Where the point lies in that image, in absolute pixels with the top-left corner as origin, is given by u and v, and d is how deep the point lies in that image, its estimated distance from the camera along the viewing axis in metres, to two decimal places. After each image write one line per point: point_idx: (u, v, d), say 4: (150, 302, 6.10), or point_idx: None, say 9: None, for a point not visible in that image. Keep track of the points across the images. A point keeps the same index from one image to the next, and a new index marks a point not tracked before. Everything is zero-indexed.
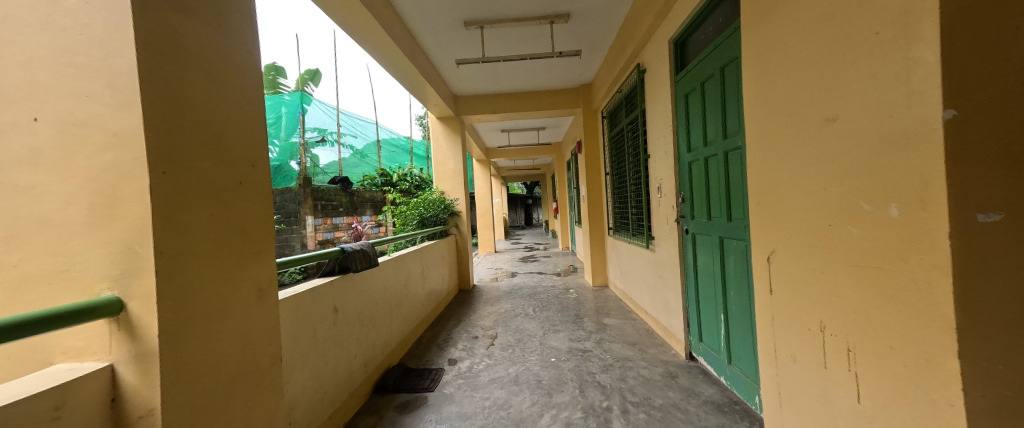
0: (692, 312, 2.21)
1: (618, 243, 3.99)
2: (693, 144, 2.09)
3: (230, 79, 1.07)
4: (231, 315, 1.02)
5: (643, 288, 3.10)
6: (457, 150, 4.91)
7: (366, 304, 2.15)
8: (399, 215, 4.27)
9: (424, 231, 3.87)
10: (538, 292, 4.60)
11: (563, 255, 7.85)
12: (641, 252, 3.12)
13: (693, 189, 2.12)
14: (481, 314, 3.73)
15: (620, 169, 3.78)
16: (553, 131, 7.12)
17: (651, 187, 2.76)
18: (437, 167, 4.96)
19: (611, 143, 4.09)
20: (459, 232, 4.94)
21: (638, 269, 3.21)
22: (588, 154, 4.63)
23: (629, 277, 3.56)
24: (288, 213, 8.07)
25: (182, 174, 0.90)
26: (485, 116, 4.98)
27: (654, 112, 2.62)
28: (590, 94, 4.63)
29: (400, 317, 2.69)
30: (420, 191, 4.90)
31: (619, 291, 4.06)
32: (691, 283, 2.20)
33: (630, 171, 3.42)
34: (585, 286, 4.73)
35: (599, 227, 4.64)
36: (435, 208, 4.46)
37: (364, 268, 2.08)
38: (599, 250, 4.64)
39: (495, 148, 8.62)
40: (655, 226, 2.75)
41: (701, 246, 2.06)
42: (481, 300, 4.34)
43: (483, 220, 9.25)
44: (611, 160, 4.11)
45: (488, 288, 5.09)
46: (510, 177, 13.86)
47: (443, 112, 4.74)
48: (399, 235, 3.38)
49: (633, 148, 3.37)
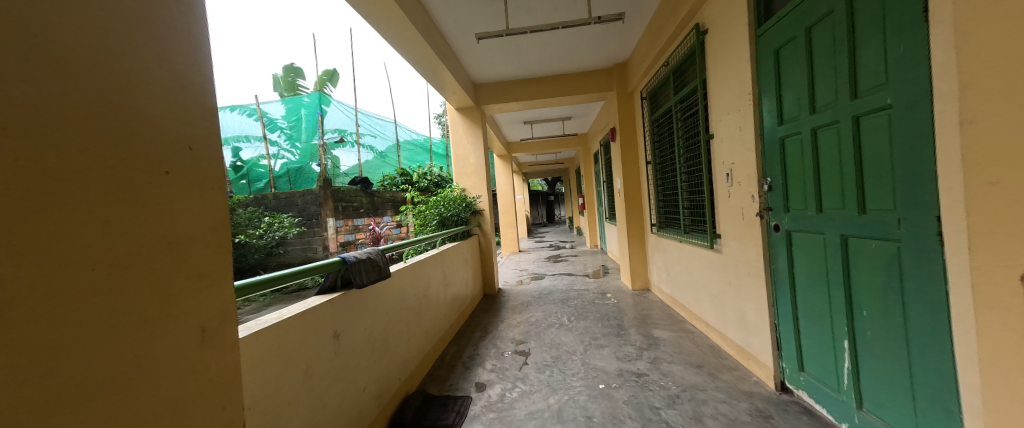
0: (787, 331, 1.73)
1: (664, 243, 3.50)
2: (790, 114, 1.59)
3: (145, 12, 0.70)
4: (144, 379, 0.64)
5: (702, 295, 2.61)
6: (478, 144, 4.53)
7: (378, 322, 1.80)
8: (418, 215, 3.96)
9: (445, 233, 3.51)
10: (571, 297, 4.17)
11: (592, 254, 7.36)
12: (699, 253, 2.63)
13: (788, 174, 1.64)
14: (509, 323, 3.34)
15: (668, 157, 3.28)
16: (579, 121, 6.63)
17: (715, 174, 2.27)
18: (457, 163, 4.60)
19: (653, 128, 3.59)
20: (482, 232, 4.58)
21: (695, 273, 2.72)
22: (623, 142, 4.14)
23: (681, 282, 3.06)
24: (309, 216, 8.08)
25: (35, 154, 0.52)
26: (508, 105, 4.58)
27: (720, 82, 2.13)
28: (626, 74, 4.12)
29: (419, 332, 2.33)
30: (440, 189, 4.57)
31: (666, 297, 3.56)
32: (786, 294, 1.71)
33: (681, 158, 2.91)
34: (623, 289, 4.25)
35: (638, 225, 4.14)
36: (456, 206, 4.10)
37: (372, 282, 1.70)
38: (639, 250, 4.15)
39: (517, 142, 8.22)
40: (720, 222, 2.26)
41: (802, 247, 1.58)
42: (508, 307, 3.96)
43: (506, 219, 8.88)
44: (654, 147, 3.61)
45: (514, 292, 4.71)
46: (532, 173, 13.42)
47: (462, 102, 4.38)
48: (418, 237, 3.03)
49: (685, 131, 2.87)
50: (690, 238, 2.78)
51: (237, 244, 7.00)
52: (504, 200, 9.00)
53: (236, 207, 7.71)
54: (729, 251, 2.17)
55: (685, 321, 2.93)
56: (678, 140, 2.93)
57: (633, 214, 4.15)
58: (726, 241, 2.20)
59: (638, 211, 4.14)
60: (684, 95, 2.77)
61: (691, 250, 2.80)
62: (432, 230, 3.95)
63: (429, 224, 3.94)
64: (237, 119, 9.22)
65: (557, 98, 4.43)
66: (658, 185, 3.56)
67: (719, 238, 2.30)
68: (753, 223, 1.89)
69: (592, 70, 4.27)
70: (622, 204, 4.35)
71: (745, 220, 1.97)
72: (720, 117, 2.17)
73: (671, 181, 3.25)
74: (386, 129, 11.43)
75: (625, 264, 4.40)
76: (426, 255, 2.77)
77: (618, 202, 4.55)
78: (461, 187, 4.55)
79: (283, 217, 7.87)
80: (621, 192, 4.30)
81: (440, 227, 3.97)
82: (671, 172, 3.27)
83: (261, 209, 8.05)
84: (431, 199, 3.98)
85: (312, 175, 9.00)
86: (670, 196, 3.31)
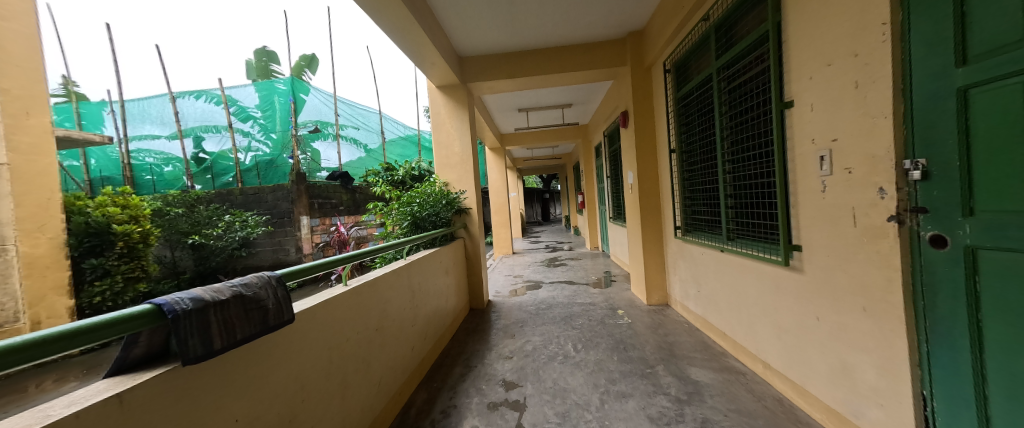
0: (954, 414, 1.06)
1: (692, 250, 2.83)
2: (1003, 42, 0.90)
3: None
4: None
5: (759, 326, 1.94)
6: (464, 129, 3.79)
7: (277, 396, 1.08)
8: (386, 215, 3.28)
9: (419, 237, 2.80)
10: (574, 313, 3.45)
11: (593, 257, 6.66)
12: (753, 269, 1.94)
13: (983, 151, 0.95)
14: (500, 353, 2.63)
15: (704, 141, 2.60)
16: (581, 108, 5.92)
17: (796, 160, 1.57)
18: (440, 152, 3.85)
19: (681, 107, 2.91)
20: (468, 234, 3.85)
21: (746, 295, 2.04)
22: (638, 127, 3.45)
23: (720, 303, 2.38)
24: (280, 214, 7.32)
25: None
26: (500, 83, 3.84)
27: (812, 21, 1.43)
28: (643, 45, 3.41)
29: (367, 388, 1.61)
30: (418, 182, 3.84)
31: (692, 318, 2.88)
32: (960, 353, 1.03)
33: (725, 141, 2.25)
34: (637, 304, 3.56)
35: (656, 227, 3.45)
36: (436, 204, 3.35)
37: (265, 327, 0.95)
38: (656, 257, 3.46)
39: (509, 134, 7.55)
40: (800, 227, 1.58)
41: (1020, 279, 0.89)
42: (499, 327, 3.24)
43: (499, 218, 8.15)
44: (680, 131, 2.93)
45: (507, 306, 3.99)
46: (527, 168, 12.66)
47: (445, 78, 3.64)
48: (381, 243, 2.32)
49: (732, 104, 2.20)
50: (739, 247, 2.09)
51: (194, 246, 6.34)
52: (497, 198, 8.26)
53: (197, 204, 7.03)
54: (817, 271, 1.49)
55: (727, 355, 2.26)
56: (720, 117, 2.25)
57: (649, 214, 3.45)
58: (810, 255, 1.52)
59: (656, 210, 3.45)
60: (733, 57, 2.10)
61: (737, 263, 2.13)
62: (405, 232, 3.23)
63: (401, 225, 3.21)
64: (202, 107, 8.39)
65: (559, 75, 3.72)
66: (687, 177, 2.89)
67: (797, 250, 1.61)
68: (876, 232, 1.21)
69: (601, 40, 3.56)
70: (634, 201, 3.65)
71: (855, 227, 1.29)
72: (808, 74, 1.48)
73: (708, 171, 2.58)
74: (369, 119, 10.38)
75: (638, 273, 3.71)
76: (386, 269, 2.04)
77: (629, 199, 3.85)
78: (444, 182, 3.82)
79: (247, 216, 7.17)
80: (635, 188, 3.61)
81: (416, 230, 3.25)
82: (708, 160, 2.59)
83: (224, 206, 7.31)
84: (404, 195, 3.25)
85: (282, 167, 8.06)
86: (706, 191, 2.64)
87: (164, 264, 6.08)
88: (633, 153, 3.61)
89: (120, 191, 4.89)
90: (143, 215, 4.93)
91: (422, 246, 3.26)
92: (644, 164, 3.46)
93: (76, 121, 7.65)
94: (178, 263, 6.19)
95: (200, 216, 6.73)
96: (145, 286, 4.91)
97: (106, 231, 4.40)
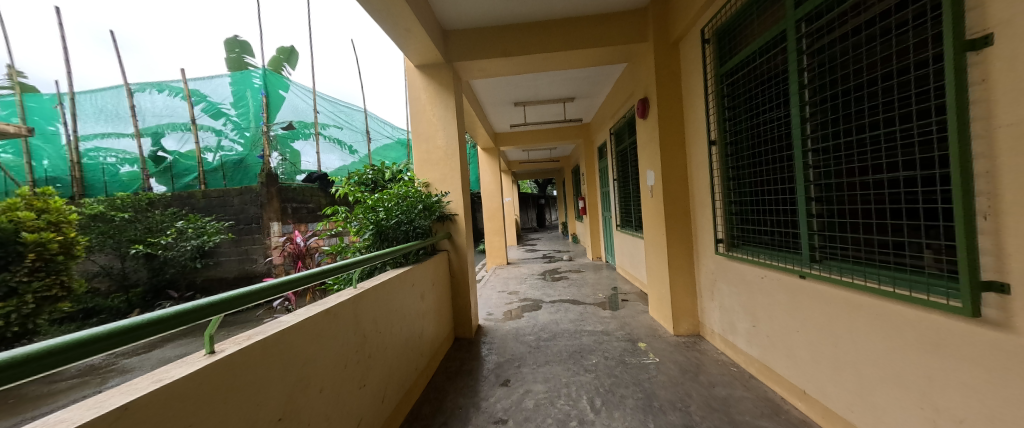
0: None
1: (739, 270, 2.17)
2: None
3: None
4: None
5: (890, 399, 1.27)
6: (449, 118, 3.12)
7: None
8: (348, 224, 2.55)
9: (385, 253, 2.10)
10: (585, 347, 2.75)
11: (596, 270, 5.99)
12: (880, 312, 1.27)
13: None
14: (490, 414, 1.92)
15: (763, 128, 1.96)
16: (585, 101, 5.29)
17: (999, 135, 0.91)
18: (420, 145, 3.15)
19: (725, 87, 2.28)
20: (453, 245, 3.14)
21: (862, 347, 1.36)
22: (663, 116, 2.81)
23: (797, 349, 1.71)
24: (248, 220, 6.58)
25: None
26: (494, 64, 3.18)
27: None
28: (669, 15, 2.77)
29: None
30: (391, 181, 3.10)
31: (742, 359, 2.21)
32: None
33: (805, 124, 1.61)
34: (660, 334, 2.88)
35: (685, 238, 2.80)
36: (409, 209, 2.63)
37: None
38: (684, 276, 2.80)
39: (504, 132, 6.92)
40: (1004, 252, 0.92)
41: None
42: (491, 368, 2.54)
43: (492, 224, 7.46)
44: (723, 118, 2.30)
45: (501, 333, 3.29)
46: (524, 172, 12.02)
47: (425, 55, 2.96)
48: (323, 264, 1.62)
49: (816, 72, 1.55)
50: (842, 274, 1.46)
51: (145, 257, 5.69)
52: (491, 203, 7.54)
53: (153, 210, 6.27)
54: None
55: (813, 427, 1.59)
56: (799, 90, 1.62)
57: (678, 223, 2.80)
58: None
59: (686, 218, 2.80)
60: (822, 4, 1.47)
61: (837, 296, 1.46)
62: (370, 244, 2.51)
63: (364, 236, 2.47)
64: (164, 102, 7.55)
65: (565, 54, 3.08)
66: (733, 177, 2.25)
67: (994, 292, 0.94)
68: None
69: (618, 12, 2.92)
70: (657, 206, 2.99)
71: None
72: None
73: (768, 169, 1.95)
74: (353, 118, 9.32)
75: (662, 294, 3.04)
76: (317, 306, 1.34)
77: (649, 205, 3.20)
78: (423, 182, 3.11)
79: (206, 222, 6.36)
80: (659, 190, 2.94)
81: (384, 241, 2.54)
82: (767, 155, 1.96)
83: (180, 211, 6.52)
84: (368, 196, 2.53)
85: (253, 167, 7.49)
86: (766, 195, 2.00)
87: (111, 276, 5.53)
88: (655, 148, 2.96)
89: (39, 193, 4.13)
90: (69, 221, 4.16)
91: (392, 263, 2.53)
92: (670, 162, 2.81)
93: (22, 116, 6.58)
94: (130, 275, 5.63)
95: (153, 221, 5.96)
96: (70, 306, 4.12)
97: (12, 240, 3.59)
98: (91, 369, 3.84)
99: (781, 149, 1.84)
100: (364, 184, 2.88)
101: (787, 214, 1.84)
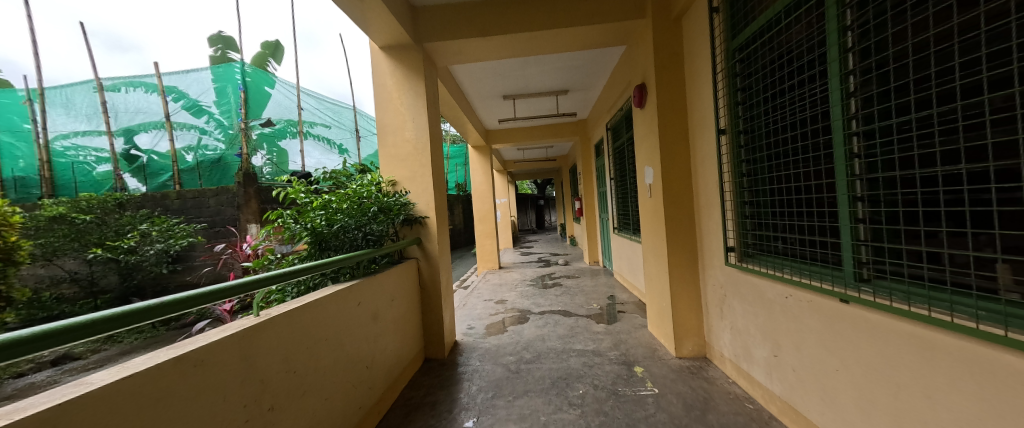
0: None
1: (755, 286, 1.78)
2: None
3: None
4: None
5: None
6: (419, 107, 2.74)
7: None
8: (287, 231, 2.02)
9: (317, 266, 1.70)
10: (573, 372, 2.36)
11: (593, 276, 5.60)
12: (988, 362, 0.88)
13: None
14: None
15: (784, 111, 1.57)
16: (579, 95, 4.94)
17: None
18: (386, 138, 2.76)
19: (737, 64, 1.89)
20: (422, 252, 2.76)
21: (946, 405, 0.97)
22: (662, 102, 2.42)
23: (839, 394, 1.31)
24: (223, 222, 6.36)
25: None
26: (470, 45, 2.80)
27: None
28: None
29: None
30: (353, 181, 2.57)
31: (760, 394, 1.81)
32: None
33: (849, 100, 1.21)
34: (660, 356, 2.49)
35: (689, 245, 2.41)
36: (359, 212, 2.20)
37: None
38: (688, 290, 2.41)
39: (495, 129, 6.56)
40: None
41: None
42: (460, 398, 2.14)
43: (483, 227, 7.08)
44: (734, 102, 1.92)
45: (479, 351, 2.90)
46: (521, 172, 11.68)
47: (389, 35, 2.58)
48: (224, 282, 1.24)
49: (865, 30, 1.15)
50: (900, 301, 1.09)
51: (104, 261, 4.99)
52: (482, 203, 7.15)
53: (122, 212, 5.87)
54: None
55: None
56: (842, 53, 1.22)
57: (681, 228, 2.41)
58: None
59: (690, 222, 2.41)
60: None
61: (904, 331, 1.07)
62: (307, 254, 2.08)
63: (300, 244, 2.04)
64: (139, 98, 7.09)
65: (550, 33, 2.69)
66: (747, 172, 1.86)
67: None
68: None
69: None
70: (657, 208, 2.60)
71: None
72: None
73: (791, 161, 1.56)
74: (341, 115, 9.04)
75: (661, 308, 2.66)
76: (180, 348, 0.97)
77: (648, 206, 2.81)
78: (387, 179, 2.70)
79: (175, 224, 5.96)
80: (658, 190, 2.55)
81: (325, 251, 2.10)
82: (791, 143, 1.57)
83: (153, 213, 6.18)
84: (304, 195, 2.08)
85: (230, 165, 7.08)
86: (790, 193, 1.61)
87: (78, 282, 4.97)
88: (653, 141, 2.58)
89: None
90: (10, 223, 3.74)
91: (337, 276, 2.10)
92: (670, 156, 2.43)
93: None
94: (98, 281, 5.08)
95: (119, 224, 5.48)
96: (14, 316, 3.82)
97: None
98: (31, 387, 3.44)
99: (809, 136, 1.45)
100: (309, 180, 2.41)
101: (817, 217, 1.45)
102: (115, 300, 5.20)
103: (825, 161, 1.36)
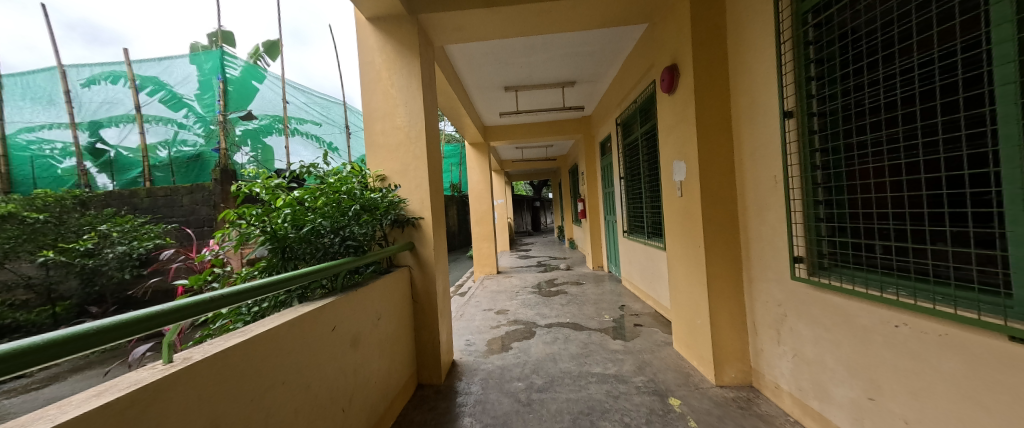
0: None
1: (842, 308, 1.40)
2: None
3: None
4: None
5: None
6: (413, 90, 2.33)
7: None
8: (243, 234, 1.53)
9: (281, 282, 1.29)
10: (597, 405, 1.97)
11: (598, 282, 5.25)
12: None
13: None
14: None
15: (888, 82, 1.20)
16: (586, 87, 4.59)
17: None
18: (373, 125, 2.35)
19: (809, 31, 1.52)
20: (416, 261, 2.35)
21: None
22: (702, 85, 2.05)
23: None
24: (200, 222, 6.04)
25: None
26: (473, 19, 2.41)
27: None
28: None
29: None
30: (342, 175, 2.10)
31: None
32: None
33: None
34: (696, 383, 2.12)
35: (731, 252, 2.06)
36: (339, 214, 1.77)
37: None
38: (730, 305, 2.05)
39: (494, 125, 6.20)
40: None
41: None
42: None
43: (480, 229, 6.68)
44: (804, 78, 1.54)
45: (481, 374, 2.50)
46: (518, 172, 11.31)
47: (378, 2, 2.18)
48: (151, 306, 0.84)
49: None
50: None
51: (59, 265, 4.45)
52: (479, 204, 6.72)
53: (83, 210, 5.32)
54: None
55: None
56: None
57: (722, 234, 2.06)
58: None
59: (733, 225, 2.05)
60: None
61: None
62: (270, 265, 1.62)
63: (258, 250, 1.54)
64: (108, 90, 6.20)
65: (566, 4, 2.31)
66: (820, 165, 1.50)
67: None
68: None
69: None
70: (690, 211, 2.23)
71: None
72: None
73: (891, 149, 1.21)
74: (332, 112, 8.48)
75: (694, 326, 2.29)
76: None
77: (677, 206, 2.44)
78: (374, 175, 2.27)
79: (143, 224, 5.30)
80: (693, 189, 2.18)
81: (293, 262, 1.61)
82: (890, 126, 1.22)
83: (119, 213, 5.67)
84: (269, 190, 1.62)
85: (210, 161, 6.82)
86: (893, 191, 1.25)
87: (34, 288, 4.47)
88: (686, 132, 2.21)
89: None
90: None
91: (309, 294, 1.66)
92: (710, 149, 2.07)
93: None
94: (55, 287, 4.52)
95: (78, 224, 4.89)
96: None
97: None
98: None
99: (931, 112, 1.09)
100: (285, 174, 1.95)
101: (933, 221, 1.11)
102: (76, 308, 4.68)
103: (971, 146, 1.00)
